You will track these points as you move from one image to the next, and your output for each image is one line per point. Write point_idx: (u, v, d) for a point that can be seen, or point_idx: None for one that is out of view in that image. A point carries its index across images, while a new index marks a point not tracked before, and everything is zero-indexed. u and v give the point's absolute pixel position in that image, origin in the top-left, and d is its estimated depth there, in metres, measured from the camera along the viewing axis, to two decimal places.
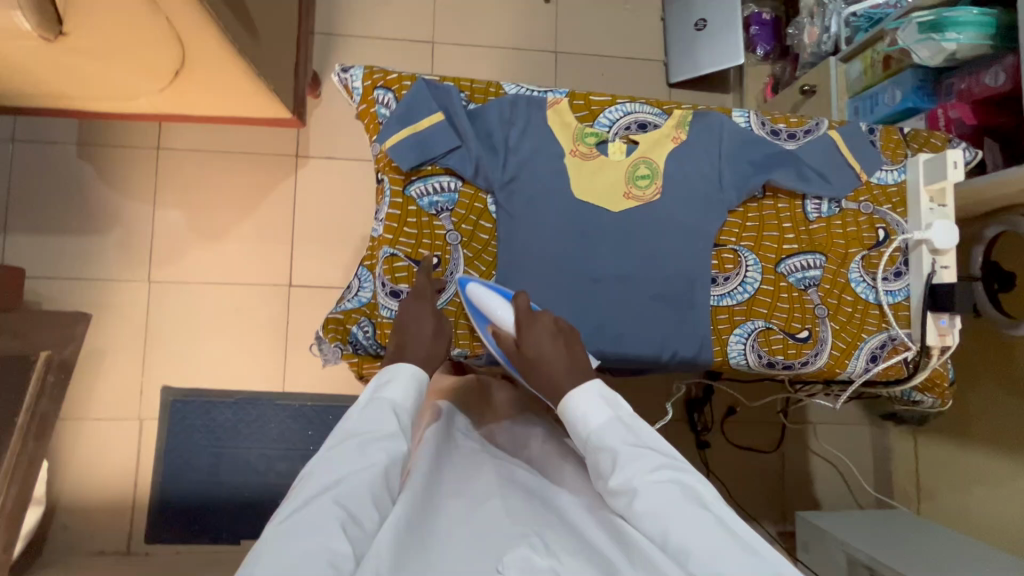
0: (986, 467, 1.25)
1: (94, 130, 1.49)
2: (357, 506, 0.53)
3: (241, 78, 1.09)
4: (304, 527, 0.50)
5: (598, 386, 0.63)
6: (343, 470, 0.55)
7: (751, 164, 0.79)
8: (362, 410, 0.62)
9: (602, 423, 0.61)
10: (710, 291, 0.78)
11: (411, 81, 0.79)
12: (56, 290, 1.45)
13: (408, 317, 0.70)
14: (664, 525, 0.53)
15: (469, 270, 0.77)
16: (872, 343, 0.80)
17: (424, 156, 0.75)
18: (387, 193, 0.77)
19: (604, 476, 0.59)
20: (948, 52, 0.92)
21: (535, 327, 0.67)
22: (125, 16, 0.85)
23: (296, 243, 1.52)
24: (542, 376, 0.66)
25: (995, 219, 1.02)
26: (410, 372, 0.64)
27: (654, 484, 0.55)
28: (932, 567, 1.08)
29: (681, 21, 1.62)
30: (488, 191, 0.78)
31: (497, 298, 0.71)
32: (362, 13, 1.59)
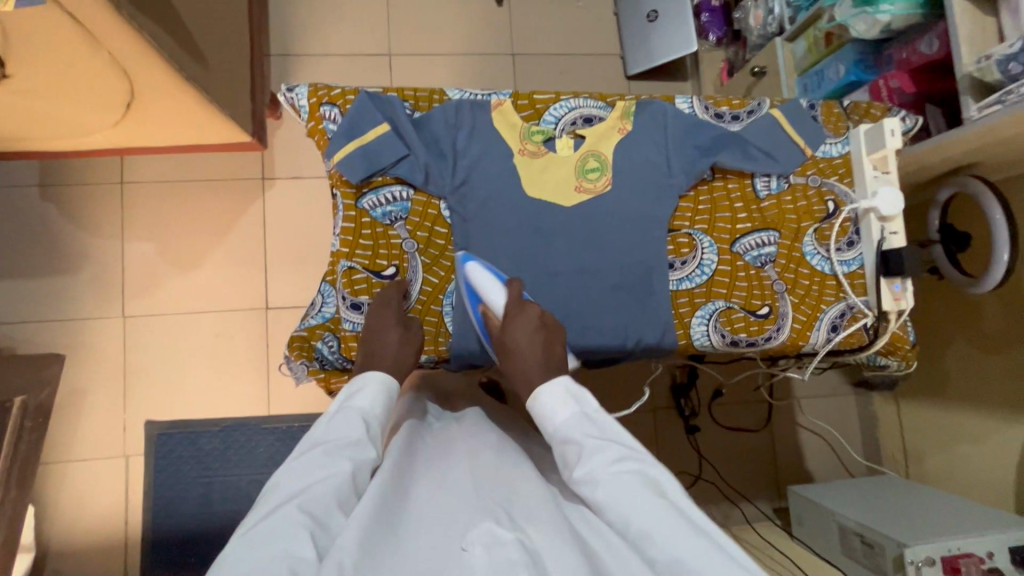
0: (967, 425, 1.27)
1: (55, 170, 1.48)
2: (322, 511, 0.53)
3: (194, 106, 1.08)
4: (270, 533, 0.49)
5: (565, 382, 0.63)
6: (309, 478, 0.55)
7: (697, 149, 0.80)
8: (330, 419, 0.62)
9: (568, 418, 0.61)
10: (668, 276, 0.79)
11: (355, 95, 0.79)
12: (30, 334, 1.44)
13: (376, 326, 0.72)
14: (625, 515, 0.51)
15: (427, 276, 0.77)
16: (831, 313, 0.82)
17: (373, 167, 0.75)
18: (340, 207, 0.77)
19: (569, 469, 0.58)
20: (883, 23, 0.95)
21: (524, 319, 0.68)
22: (66, 54, 0.85)
23: (269, 265, 1.52)
24: (515, 366, 0.66)
25: (949, 181, 1.03)
26: (379, 381, 0.66)
27: (617, 474, 0.54)
28: (920, 530, 1.09)
29: (632, 13, 1.64)
30: (441, 197, 0.78)
31: (491, 280, 0.72)
32: (316, 31, 1.60)
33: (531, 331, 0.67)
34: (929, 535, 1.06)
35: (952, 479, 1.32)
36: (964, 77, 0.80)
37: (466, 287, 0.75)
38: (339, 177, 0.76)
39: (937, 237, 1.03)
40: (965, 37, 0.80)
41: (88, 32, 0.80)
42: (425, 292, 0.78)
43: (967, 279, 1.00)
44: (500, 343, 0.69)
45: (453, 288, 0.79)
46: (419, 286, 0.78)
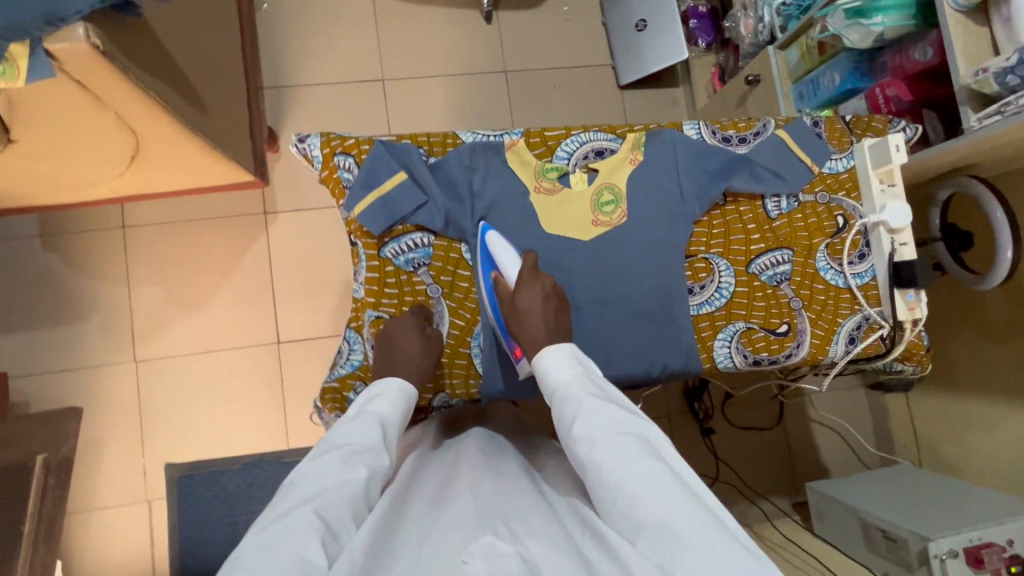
0: (977, 413, 1.30)
1: (56, 220, 1.47)
2: (336, 515, 0.52)
3: (200, 154, 1.08)
4: (282, 535, 0.49)
5: (569, 348, 0.67)
6: (325, 481, 0.56)
7: (708, 174, 0.82)
8: (347, 423, 0.63)
9: (568, 379, 0.65)
10: (689, 302, 0.81)
11: (369, 144, 0.80)
12: (42, 386, 1.43)
13: (400, 333, 0.73)
14: (620, 475, 0.54)
15: (454, 319, 0.78)
16: (848, 326, 0.83)
17: (393, 217, 0.76)
18: (363, 258, 0.78)
19: (567, 427, 0.61)
20: (876, 34, 0.97)
21: (536, 286, 0.72)
22: (75, 118, 0.85)
23: (278, 299, 1.52)
24: (522, 326, 0.70)
25: (950, 180, 1.05)
26: (398, 387, 0.68)
27: (613, 435, 0.58)
28: (940, 521, 1.12)
29: (621, 24, 1.65)
30: (461, 241, 0.79)
31: (508, 252, 0.75)
32: (308, 62, 1.60)
33: (543, 299, 0.71)
34: (951, 527, 1.09)
35: (965, 463, 1.35)
36: (963, 88, 0.83)
37: (483, 256, 0.77)
38: (360, 228, 0.77)
39: (938, 235, 1.07)
40: (961, 50, 0.83)
41: (96, 97, 0.80)
42: (453, 335, 0.78)
43: (971, 275, 1.03)
44: (510, 304, 0.72)
45: (480, 328, 0.79)
46: (446, 329, 0.78)
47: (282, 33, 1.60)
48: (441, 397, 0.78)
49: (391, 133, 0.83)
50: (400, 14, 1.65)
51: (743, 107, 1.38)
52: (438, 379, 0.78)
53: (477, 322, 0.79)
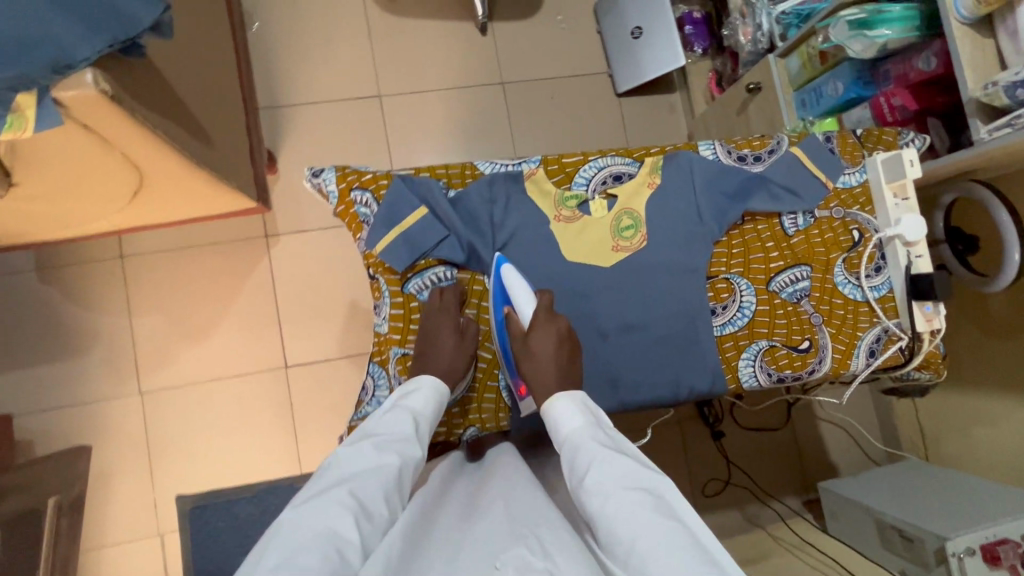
0: (981, 407, 1.32)
1: (51, 252, 1.44)
2: (369, 496, 0.54)
3: (203, 186, 1.06)
4: (317, 510, 0.52)
5: (582, 398, 0.65)
6: (358, 467, 0.58)
7: (726, 196, 0.82)
8: (381, 415, 0.65)
9: (580, 428, 0.62)
10: (711, 323, 0.81)
11: (386, 178, 0.80)
12: (45, 423, 1.40)
13: (433, 329, 0.74)
14: (631, 530, 0.50)
15: (481, 353, 0.79)
16: (868, 339, 0.84)
17: (417, 253, 0.77)
18: (386, 294, 0.79)
19: (575, 475, 0.58)
20: (879, 44, 0.97)
21: (552, 330, 0.72)
22: (79, 160, 0.83)
23: (284, 323, 1.50)
24: (531, 368, 0.70)
25: (953, 186, 1.06)
26: (431, 384, 0.69)
27: (626, 488, 0.54)
28: (954, 517, 1.14)
29: (616, 31, 1.64)
30: (484, 273, 0.81)
31: (525, 291, 0.75)
32: (303, 81, 1.58)
33: (556, 346, 0.70)
34: (965, 524, 1.11)
35: (970, 451, 1.38)
36: (971, 101, 0.84)
37: (496, 287, 0.78)
38: (382, 265, 0.78)
39: (944, 238, 1.08)
40: (968, 63, 0.84)
41: (102, 139, 0.78)
42: (481, 368, 0.80)
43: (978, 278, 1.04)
44: (521, 344, 0.72)
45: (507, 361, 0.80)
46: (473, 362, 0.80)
47: (275, 53, 1.58)
48: (471, 431, 0.79)
49: (406, 166, 0.83)
50: (394, 29, 1.63)
51: (744, 114, 1.39)
52: (467, 413, 0.79)
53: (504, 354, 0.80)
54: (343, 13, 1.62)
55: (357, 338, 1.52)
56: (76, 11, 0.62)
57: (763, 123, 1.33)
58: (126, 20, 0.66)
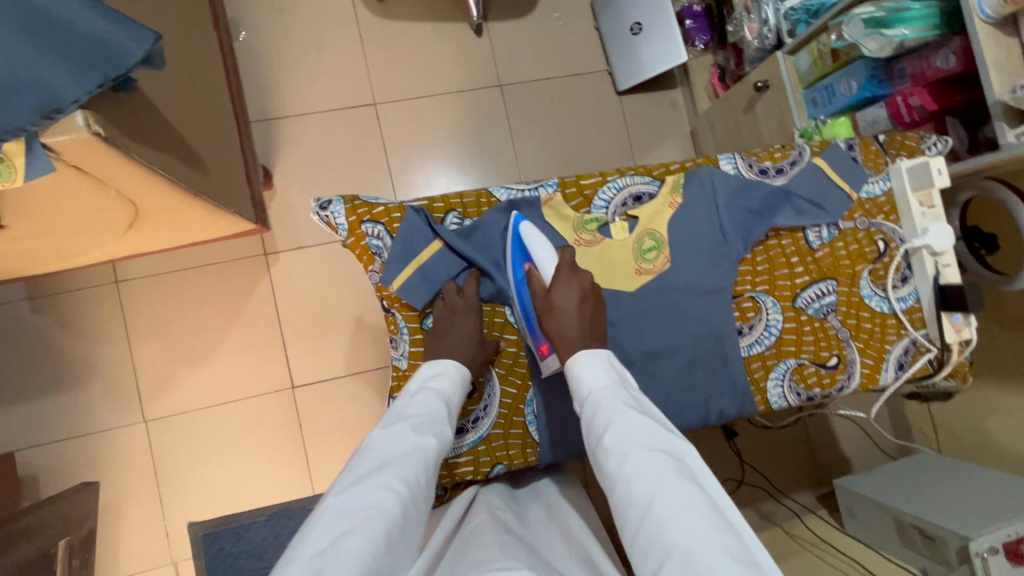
0: (999, 398, 1.23)
1: (44, 282, 1.40)
2: (411, 478, 0.59)
3: (200, 212, 1.01)
4: (364, 493, 0.56)
5: (607, 355, 0.67)
6: (397, 449, 0.61)
7: (750, 212, 0.81)
8: (412, 396, 0.69)
9: (602, 386, 0.64)
10: (738, 345, 0.80)
11: (399, 211, 0.79)
12: (48, 456, 1.37)
13: (453, 319, 0.77)
14: (647, 492, 0.53)
15: (507, 388, 0.81)
16: (896, 352, 0.83)
17: (435, 289, 0.80)
18: (405, 330, 0.80)
19: (596, 434, 0.60)
20: (896, 43, 0.93)
21: (573, 284, 0.73)
22: (69, 198, 0.78)
23: (288, 343, 1.47)
24: (554, 323, 0.71)
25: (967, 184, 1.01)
26: (457, 371, 0.72)
27: (645, 451, 0.57)
28: (973, 513, 1.14)
29: (615, 28, 1.59)
30: (505, 304, 0.83)
31: (546, 249, 0.77)
32: (295, 92, 1.53)
33: (579, 300, 0.72)
34: (988, 521, 1.10)
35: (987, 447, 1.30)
36: (997, 104, 0.82)
37: (514, 244, 0.79)
38: (400, 301, 0.80)
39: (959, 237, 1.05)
40: (993, 64, 0.81)
41: (96, 178, 0.75)
42: (506, 405, 0.82)
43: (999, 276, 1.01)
44: (543, 300, 0.73)
45: (532, 395, 0.82)
46: (498, 399, 0.81)
47: (264, 64, 1.52)
48: (499, 468, 0.80)
49: (418, 195, 0.83)
50: (386, 33, 1.58)
51: (751, 112, 1.36)
52: (494, 452, 0.80)
53: (528, 389, 0.82)
54: (332, 18, 1.56)
55: (364, 355, 1.48)
56: (62, 52, 0.59)
57: (772, 122, 1.29)
58: (114, 55, 0.62)
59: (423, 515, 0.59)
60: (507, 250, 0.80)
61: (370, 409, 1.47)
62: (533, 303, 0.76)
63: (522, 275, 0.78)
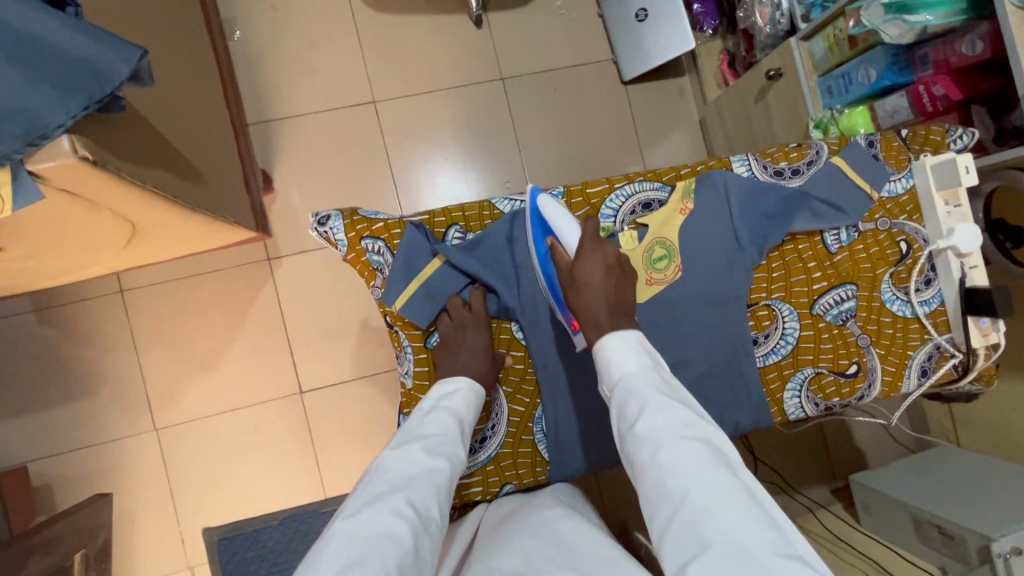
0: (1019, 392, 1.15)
1: (50, 293, 1.40)
2: (423, 505, 0.57)
3: (199, 225, 0.99)
4: (374, 518, 0.54)
5: (636, 336, 0.64)
6: (410, 471, 0.60)
7: (766, 217, 0.80)
8: (424, 416, 0.67)
9: (633, 369, 0.62)
10: (754, 355, 0.80)
11: (398, 226, 0.79)
12: (61, 466, 1.38)
13: (460, 338, 0.76)
14: (685, 484, 0.53)
15: (515, 407, 0.80)
16: (919, 358, 0.81)
17: (438, 305, 0.79)
18: (408, 349, 0.80)
19: (627, 420, 0.59)
20: (919, 29, 0.88)
21: (598, 257, 0.71)
22: (61, 219, 0.76)
23: (295, 348, 1.45)
24: (580, 298, 0.69)
25: (993, 175, 0.91)
26: (469, 389, 0.71)
27: (680, 439, 0.56)
28: (992, 510, 1.07)
29: (619, 15, 1.53)
30: (511, 320, 0.81)
31: (569, 223, 0.75)
32: (291, 92, 1.50)
33: (604, 272, 0.70)
34: (1011, 522, 1.02)
35: (1007, 446, 1.23)
36: None
37: (535, 220, 0.78)
38: (403, 319, 0.79)
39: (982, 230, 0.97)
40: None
41: (88, 200, 0.73)
42: (515, 423, 0.81)
43: None
44: (569, 276, 0.71)
45: (541, 412, 0.81)
46: (506, 417, 0.80)
47: (259, 65, 1.49)
48: (508, 487, 0.80)
49: (417, 210, 0.82)
50: (383, 28, 1.53)
51: (763, 101, 1.30)
52: (504, 472, 0.80)
53: (536, 406, 0.81)
54: (327, 15, 1.52)
55: (372, 358, 1.47)
56: (50, 78, 0.57)
57: (785, 111, 1.24)
58: (101, 76, 0.60)
59: (436, 542, 0.57)
60: (526, 226, 0.78)
61: (378, 413, 1.46)
62: (559, 278, 0.74)
63: (545, 250, 0.77)
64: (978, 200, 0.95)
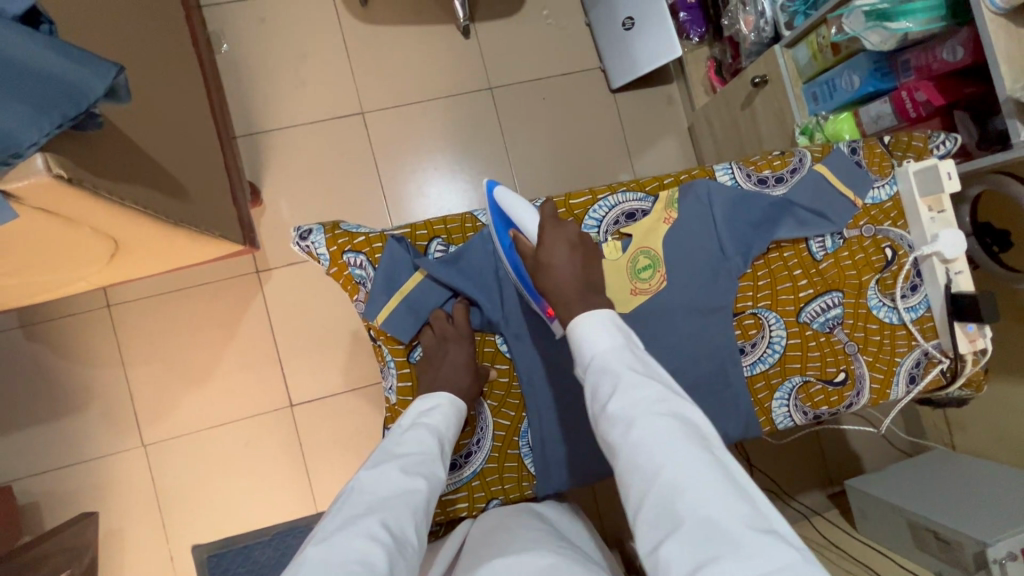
0: (1010, 395, 1.14)
1: (36, 309, 1.39)
2: (399, 528, 0.56)
3: (182, 240, 0.98)
4: (347, 543, 0.53)
5: (608, 314, 0.63)
6: (386, 491, 0.59)
7: (749, 225, 0.80)
8: (403, 433, 0.66)
9: (607, 347, 0.61)
10: (741, 364, 0.80)
11: (380, 241, 0.78)
12: (48, 484, 1.36)
13: (441, 352, 0.75)
14: (656, 460, 0.52)
15: (500, 421, 0.79)
16: (907, 365, 0.81)
17: (421, 319, 0.78)
18: (391, 363, 0.79)
19: (599, 401, 0.58)
20: (900, 36, 0.88)
21: (561, 236, 0.72)
22: (38, 236, 0.75)
23: (285, 361, 1.44)
24: (549, 280, 0.69)
25: (977, 179, 0.91)
26: (450, 406, 0.70)
27: (652, 415, 0.55)
28: (983, 514, 1.06)
29: (607, 24, 1.53)
30: (495, 333, 0.81)
31: (527, 210, 0.75)
32: (280, 104, 1.50)
33: (569, 250, 0.70)
34: (1006, 526, 1.01)
35: (1000, 449, 1.22)
36: (1009, 101, 0.78)
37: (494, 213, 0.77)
38: (386, 334, 0.78)
39: (968, 234, 0.96)
40: (1004, 58, 0.78)
41: (65, 217, 0.72)
42: (500, 437, 0.80)
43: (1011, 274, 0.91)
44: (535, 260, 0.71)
45: (527, 426, 0.80)
46: (491, 431, 0.80)
47: (247, 77, 1.49)
48: (494, 503, 0.79)
49: (399, 224, 0.82)
50: (372, 39, 1.54)
51: (749, 108, 1.31)
52: (490, 486, 0.79)
53: (522, 419, 0.80)
54: (315, 27, 1.52)
55: (363, 370, 1.45)
56: (24, 96, 0.57)
57: (770, 118, 1.24)
58: (74, 92, 0.59)
59: (413, 567, 0.56)
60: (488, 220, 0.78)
61: (369, 425, 1.44)
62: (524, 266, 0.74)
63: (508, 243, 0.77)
64: (964, 204, 0.95)
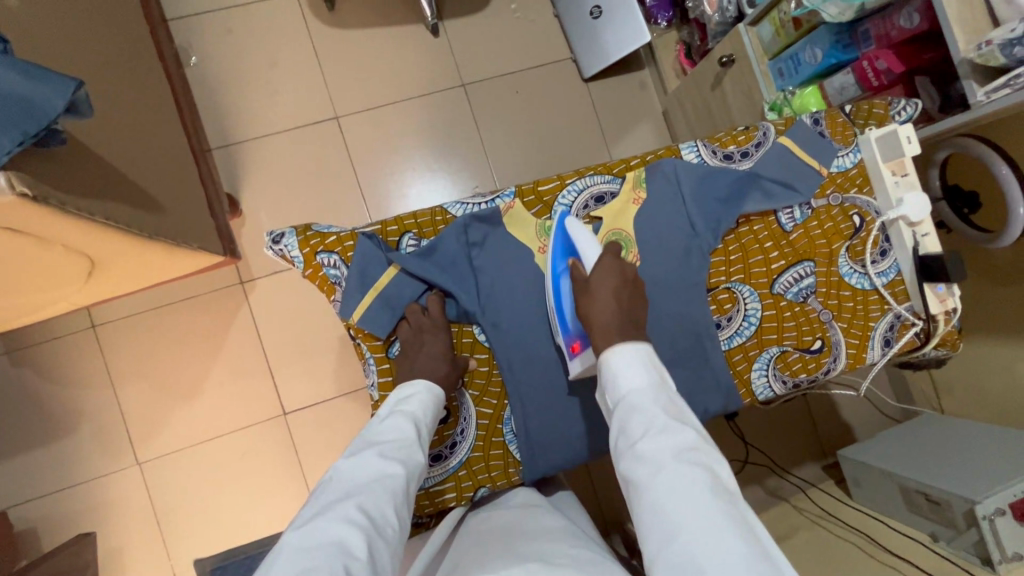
0: (991, 355, 1.15)
1: (21, 335, 1.38)
2: (376, 511, 0.58)
3: (159, 254, 0.98)
4: (325, 528, 0.55)
5: (644, 353, 0.65)
6: (364, 478, 0.61)
7: (718, 201, 0.81)
8: (381, 421, 0.68)
9: (640, 387, 0.63)
10: (718, 338, 0.81)
11: (352, 239, 0.79)
12: (44, 509, 1.36)
13: (418, 345, 0.76)
14: (683, 510, 0.53)
15: (482, 410, 0.80)
16: (881, 328, 0.82)
17: (396, 313, 0.79)
18: (371, 360, 0.80)
19: (629, 438, 0.60)
20: (856, 6, 0.89)
21: (615, 271, 0.74)
22: (8, 256, 0.75)
23: (275, 369, 1.44)
24: (590, 308, 0.71)
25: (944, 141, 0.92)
26: (427, 390, 0.71)
27: (682, 462, 0.56)
28: (972, 472, 1.07)
29: (575, 14, 1.54)
30: (472, 323, 0.81)
31: (590, 240, 0.77)
32: (253, 114, 1.49)
33: (617, 284, 0.73)
34: (993, 482, 1.02)
35: (985, 408, 1.23)
36: (964, 63, 0.80)
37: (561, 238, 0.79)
38: (364, 331, 0.79)
39: (940, 199, 0.97)
40: (957, 20, 0.79)
41: (34, 236, 0.72)
42: (484, 426, 0.81)
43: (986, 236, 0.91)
44: (582, 285, 0.74)
45: (509, 414, 0.81)
46: (475, 421, 0.80)
47: (217, 90, 1.48)
48: (482, 491, 0.80)
49: (371, 222, 0.83)
50: (340, 43, 1.54)
51: (719, 89, 1.32)
52: (477, 477, 0.80)
53: (503, 408, 0.81)
54: (282, 34, 1.52)
55: (354, 373, 1.45)
56: None
57: (739, 97, 1.26)
58: (34, 109, 0.59)
59: (393, 547, 0.58)
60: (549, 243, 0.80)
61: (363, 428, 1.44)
62: (569, 296, 0.76)
63: (563, 268, 0.78)
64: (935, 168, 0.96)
